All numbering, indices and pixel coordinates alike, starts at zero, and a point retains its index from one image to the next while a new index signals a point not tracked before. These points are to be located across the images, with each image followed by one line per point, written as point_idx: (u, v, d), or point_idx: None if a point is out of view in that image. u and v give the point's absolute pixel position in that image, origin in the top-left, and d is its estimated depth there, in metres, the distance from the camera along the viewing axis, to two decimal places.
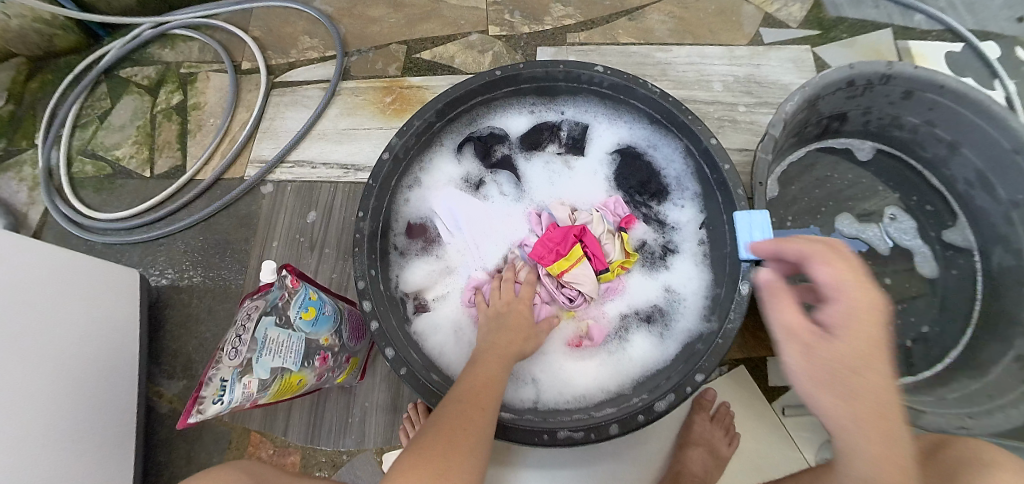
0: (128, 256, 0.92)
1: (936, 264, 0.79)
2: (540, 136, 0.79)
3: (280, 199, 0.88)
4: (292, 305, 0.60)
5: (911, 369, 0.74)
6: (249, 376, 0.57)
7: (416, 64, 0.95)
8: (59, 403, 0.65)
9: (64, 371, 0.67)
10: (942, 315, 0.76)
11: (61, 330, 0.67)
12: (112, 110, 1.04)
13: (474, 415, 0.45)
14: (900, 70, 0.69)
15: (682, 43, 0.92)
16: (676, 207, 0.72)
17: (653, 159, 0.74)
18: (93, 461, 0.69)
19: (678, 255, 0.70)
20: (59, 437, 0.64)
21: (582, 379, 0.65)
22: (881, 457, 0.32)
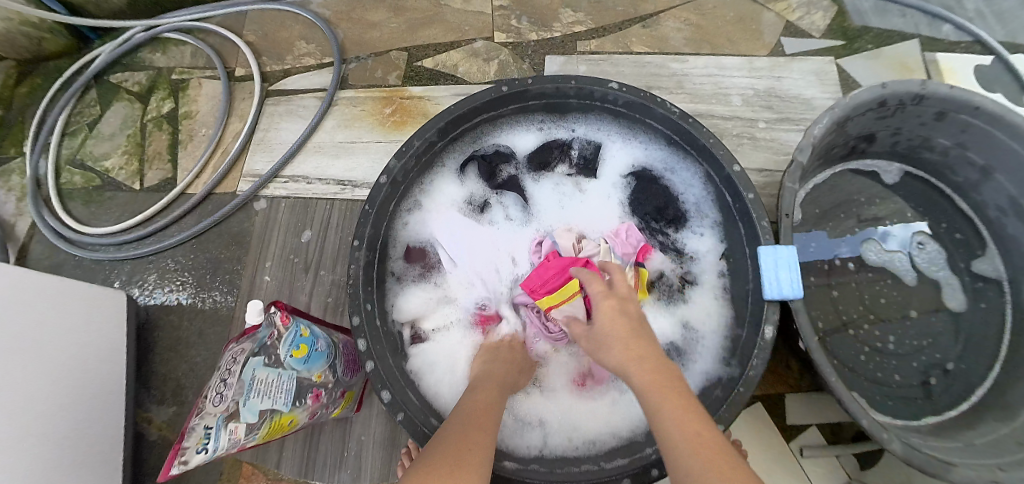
0: (117, 273, 0.89)
1: (964, 296, 0.74)
2: (550, 155, 0.74)
3: (273, 216, 0.84)
4: (282, 343, 0.56)
5: (936, 407, 0.69)
6: (235, 422, 0.54)
7: (418, 72, 0.90)
8: (57, 404, 0.65)
9: (65, 371, 0.67)
10: (969, 350, 0.71)
11: (61, 330, 0.68)
12: (101, 118, 1.00)
13: (477, 438, 0.42)
14: (933, 90, 0.64)
15: (698, 53, 0.87)
16: (695, 235, 0.67)
17: (671, 182, 0.69)
18: (91, 465, 0.68)
19: (698, 288, 0.65)
20: (55, 442, 0.63)
21: (592, 422, 0.61)
22: (660, 388, 0.42)
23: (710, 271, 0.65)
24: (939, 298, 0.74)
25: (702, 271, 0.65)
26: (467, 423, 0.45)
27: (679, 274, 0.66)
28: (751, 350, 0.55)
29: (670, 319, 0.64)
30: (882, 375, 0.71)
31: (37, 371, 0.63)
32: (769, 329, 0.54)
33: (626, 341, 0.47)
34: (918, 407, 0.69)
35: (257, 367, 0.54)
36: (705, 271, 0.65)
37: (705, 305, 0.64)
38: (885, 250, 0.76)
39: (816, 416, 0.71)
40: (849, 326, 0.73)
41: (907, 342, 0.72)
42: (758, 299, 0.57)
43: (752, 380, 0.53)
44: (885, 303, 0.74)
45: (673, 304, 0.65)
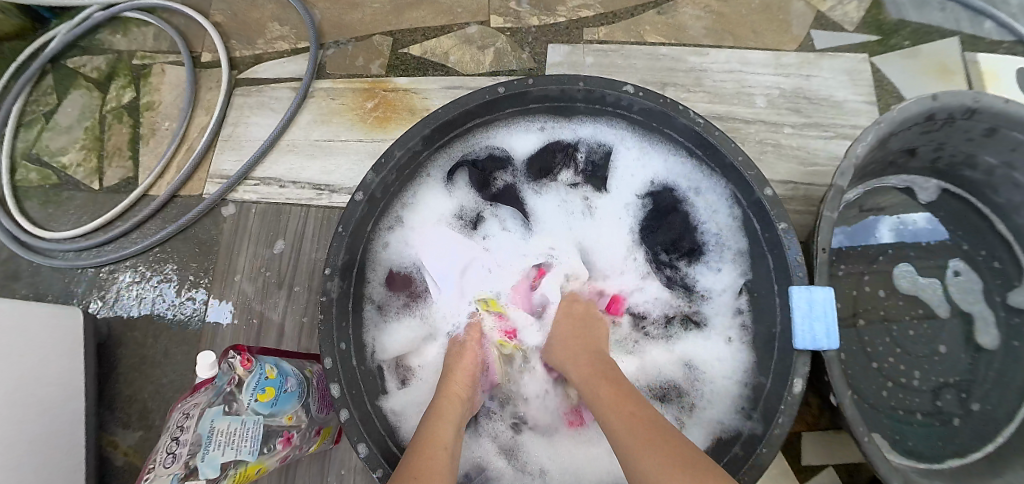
0: (77, 281, 0.81)
1: (998, 333, 0.65)
2: (552, 159, 0.65)
3: (244, 224, 0.76)
4: (245, 389, 0.50)
5: (958, 449, 0.61)
6: (192, 481, 0.46)
7: (404, 61, 0.80)
8: (24, 414, 0.61)
9: (33, 379, 0.63)
10: (997, 390, 0.63)
11: (26, 339, 0.63)
12: (58, 107, 0.91)
13: (445, 432, 0.43)
14: (987, 104, 0.54)
15: (719, 45, 0.77)
16: (711, 270, 0.60)
17: (693, 207, 0.61)
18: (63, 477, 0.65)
19: (705, 330, 0.59)
20: (19, 459, 0.59)
21: (594, 471, 0.54)
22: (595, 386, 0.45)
23: (724, 313, 0.58)
24: (969, 333, 0.66)
25: (715, 312, 0.59)
26: (439, 419, 0.44)
27: (685, 309, 0.60)
28: (776, 405, 0.48)
29: (673, 354, 0.59)
30: (902, 412, 0.63)
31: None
32: (796, 384, 0.47)
33: (571, 339, 0.53)
34: (937, 449, 0.61)
35: (215, 417, 0.48)
36: (718, 311, 0.59)
37: (716, 348, 0.57)
38: (918, 277, 0.68)
39: (831, 457, 0.64)
40: (873, 359, 0.65)
41: (932, 378, 0.64)
42: (787, 346, 0.50)
43: (777, 439, 0.46)
44: (914, 336, 0.65)
45: (673, 336, 0.60)
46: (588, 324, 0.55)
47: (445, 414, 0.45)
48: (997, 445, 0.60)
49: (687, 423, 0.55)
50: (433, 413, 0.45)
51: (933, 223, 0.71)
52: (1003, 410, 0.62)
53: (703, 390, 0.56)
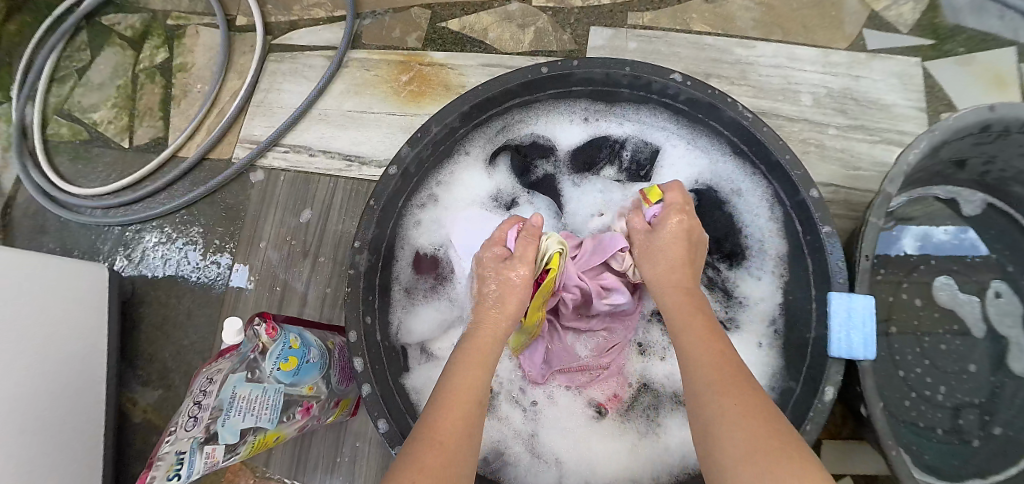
0: (103, 239, 0.82)
1: None
2: (597, 154, 0.64)
3: (271, 191, 0.75)
4: (268, 357, 0.49)
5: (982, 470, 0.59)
6: (212, 444, 0.47)
7: (441, 35, 0.78)
8: (41, 378, 0.60)
9: (48, 349, 0.62)
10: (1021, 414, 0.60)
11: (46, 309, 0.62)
12: (91, 64, 0.91)
13: (472, 383, 0.39)
14: None
15: (768, 39, 0.74)
16: (751, 277, 0.58)
17: (733, 207, 0.59)
18: (77, 437, 0.65)
19: (737, 335, 0.56)
20: (37, 403, 0.59)
21: (611, 466, 0.53)
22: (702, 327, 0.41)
23: (759, 319, 0.56)
24: (1001, 356, 0.63)
25: (750, 319, 0.56)
26: (470, 366, 0.41)
27: (720, 316, 0.58)
28: (806, 411, 0.47)
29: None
30: (925, 426, 0.61)
31: (14, 339, 0.57)
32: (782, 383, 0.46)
33: (668, 251, 0.49)
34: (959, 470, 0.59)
35: (238, 384, 0.47)
36: (754, 318, 0.56)
37: (747, 352, 0.55)
38: (957, 292, 0.66)
39: (846, 466, 0.63)
40: (900, 367, 0.63)
41: (957, 395, 0.62)
42: (821, 352, 0.48)
43: (804, 446, 0.45)
44: (945, 350, 0.63)
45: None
46: (695, 244, 0.50)
47: (465, 365, 0.41)
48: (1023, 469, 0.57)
49: None
50: (456, 361, 0.42)
51: (958, 237, 0.68)
52: None
53: None
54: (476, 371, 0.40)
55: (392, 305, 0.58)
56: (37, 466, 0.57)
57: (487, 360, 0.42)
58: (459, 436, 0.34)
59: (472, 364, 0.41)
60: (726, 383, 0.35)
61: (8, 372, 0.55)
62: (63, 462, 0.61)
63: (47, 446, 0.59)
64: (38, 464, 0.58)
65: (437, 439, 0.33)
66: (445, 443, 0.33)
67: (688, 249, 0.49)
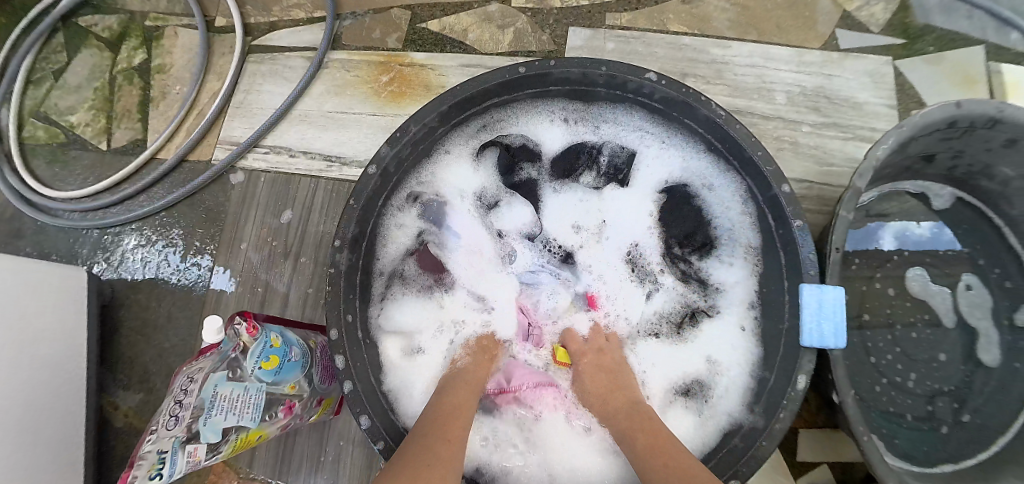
0: (82, 242, 0.81)
1: (1000, 351, 0.65)
2: (575, 163, 0.65)
3: (252, 192, 0.75)
4: (248, 356, 0.49)
5: (951, 454, 0.61)
6: (194, 443, 0.47)
7: (422, 36, 0.78)
8: (24, 378, 0.60)
9: (35, 348, 0.62)
10: (994, 403, 0.63)
11: (32, 311, 0.63)
12: (68, 66, 0.89)
13: (465, 404, 0.49)
14: (1012, 115, 0.51)
15: (743, 38, 0.75)
16: (723, 264, 0.59)
17: (705, 202, 0.61)
18: (58, 440, 0.65)
19: (717, 322, 0.58)
20: (15, 409, 0.58)
21: (601, 464, 0.54)
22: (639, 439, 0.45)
23: (737, 304, 0.58)
24: (971, 346, 0.65)
25: (728, 304, 0.58)
26: (465, 392, 0.51)
27: (698, 305, 0.60)
28: (780, 401, 0.48)
29: (694, 353, 0.58)
30: (894, 412, 0.63)
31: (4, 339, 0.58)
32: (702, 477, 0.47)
33: (593, 384, 0.53)
34: (930, 454, 0.61)
35: (219, 384, 0.48)
36: (732, 303, 0.58)
37: (730, 338, 0.57)
38: (930, 284, 0.67)
39: (826, 454, 0.64)
40: (871, 354, 0.64)
41: (927, 383, 0.64)
42: (794, 342, 0.49)
43: (778, 434, 0.46)
44: (917, 339, 0.65)
45: (687, 337, 0.59)
46: (615, 370, 0.54)
47: (461, 388, 0.51)
48: (992, 454, 0.59)
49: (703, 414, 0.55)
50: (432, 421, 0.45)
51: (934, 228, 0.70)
52: (994, 424, 0.61)
53: (719, 382, 0.55)
54: (467, 399, 0.50)
55: (385, 297, 0.60)
56: (23, 465, 0.58)
57: (477, 389, 0.52)
58: (458, 435, 0.44)
59: (465, 390, 0.51)
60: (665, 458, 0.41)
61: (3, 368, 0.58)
62: (44, 465, 0.61)
63: (25, 450, 0.59)
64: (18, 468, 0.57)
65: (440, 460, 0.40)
66: (451, 440, 0.43)
67: (610, 377, 0.53)
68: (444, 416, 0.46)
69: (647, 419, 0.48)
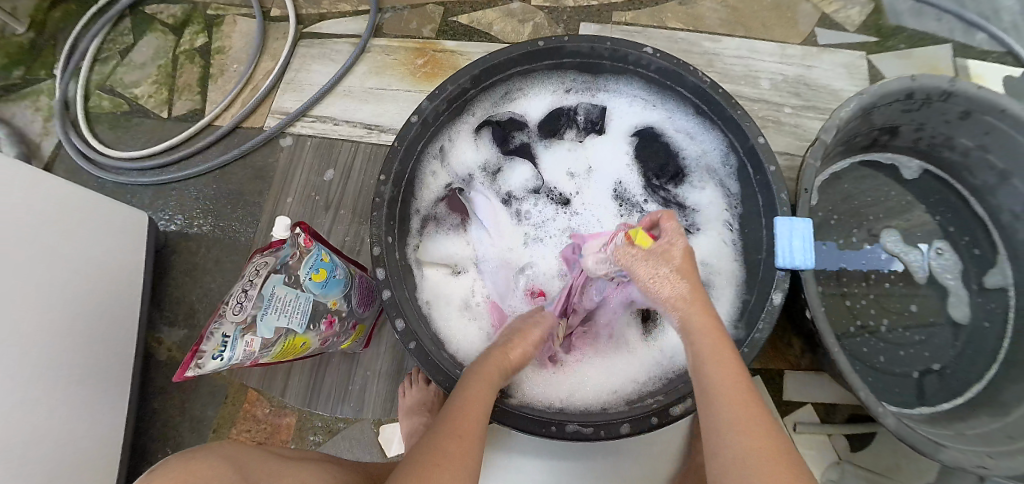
0: (139, 197, 0.90)
1: (968, 308, 0.72)
2: (558, 123, 0.78)
3: (299, 154, 0.85)
4: (304, 265, 0.57)
5: (929, 400, 0.69)
6: (252, 334, 0.55)
7: (453, 27, 0.90)
8: (82, 300, 0.68)
9: (94, 274, 0.70)
10: (966, 356, 0.70)
11: (95, 243, 0.71)
12: (134, 47, 1.01)
13: (482, 395, 0.48)
14: (963, 89, 0.62)
15: (732, 35, 0.87)
16: (696, 188, 0.73)
17: (674, 140, 0.74)
18: (102, 362, 0.71)
19: (700, 235, 0.70)
20: (69, 326, 0.66)
21: (617, 369, 0.64)
22: (711, 340, 0.44)
23: (713, 220, 0.70)
24: (945, 306, 0.73)
25: (706, 220, 0.71)
26: (482, 379, 0.50)
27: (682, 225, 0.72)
28: (759, 314, 0.57)
29: None
30: (868, 352, 0.71)
31: (69, 262, 0.66)
32: (680, 405, 0.53)
33: (696, 294, 0.48)
34: (909, 398, 0.69)
35: (278, 284, 0.55)
36: (710, 219, 0.71)
37: (714, 247, 0.69)
38: (904, 244, 0.76)
39: (811, 395, 0.72)
40: (847, 298, 0.73)
41: (901, 331, 0.72)
42: (771, 267, 0.58)
43: (758, 341, 0.54)
44: (890, 290, 0.74)
45: None
46: (694, 261, 0.52)
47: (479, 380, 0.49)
48: (967, 399, 0.67)
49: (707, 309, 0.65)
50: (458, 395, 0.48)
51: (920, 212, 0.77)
52: (970, 373, 0.69)
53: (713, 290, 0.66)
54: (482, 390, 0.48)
55: (424, 233, 0.71)
56: (60, 371, 0.64)
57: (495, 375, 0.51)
58: (468, 435, 0.44)
59: (482, 382, 0.49)
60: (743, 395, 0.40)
61: (61, 288, 0.65)
62: (82, 381, 0.67)
63: (68, 362, 0.65)
64: (57, 379, 0.64)
65: (454, 438, 0.43)
66: (460, 438, 0.43)
67: (692, 269, 0.51)
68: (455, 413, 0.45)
69: (717, 321, 0.46)
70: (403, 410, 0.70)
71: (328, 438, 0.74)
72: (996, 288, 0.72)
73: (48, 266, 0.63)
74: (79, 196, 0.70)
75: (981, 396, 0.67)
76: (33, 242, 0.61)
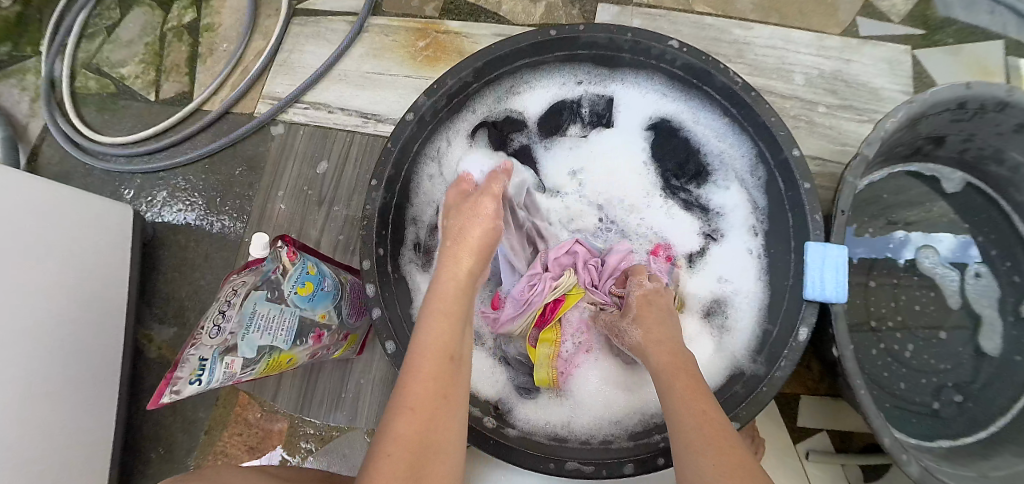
0: (128, 186, 0.87)
1: (1001, 340, 0.66)
2: (560, 118, 0.71)
3: (290, 143, 0.80)
4: (288, 278, 0.53)
5: (950, 432, 0.63)
6: (232, 355, 0.51)
7: (458, 6, 0.82)
8: (70, 299, 0.65)
9: (83, 271, 0.67)
10: (993, 388, 0.64)
11: (82, 240, 0.68)
12: (121, 23, 0.94)
13: (444, 339, 0.40)
14: (1021, 99, 0.53)
15: (765, 22, 0.78)
16: (720, 189, 0.66)
17: (694, 134, 0.67)
18: (93, 360, 0.69)
19: (724, 243, 0.65)
20: (61, 327, 0.64)
21: (621, 400, 0.59)
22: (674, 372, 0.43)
23: (738, 226, 0.64)
24: (974, 335, 0.66)
25: (729, 227, 0.65)
26: (438, 311, 0.42)
27: (705, 231, 0.66)
28: (781, 351, 0.51)
29: (706, 278, 0.65)
30: (887, 378, 0.65)
31: (54, 258, 0.63)
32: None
33: (655, 337, 0.48)
34: (930, 430, 0.63)
35: (261, 301, 0.51)
36: (734, 226, 0.65)
37: (739, 260, 0.63)
38: (940, 264, 0.68)
39: (827, 422, 0.66)
40: (872, 318, 0.67)
41: (923, 356, 0.66)
42: (798, 297, 0.53)
43: (778, 380, 0.50)
44: (918, 312, 0.67)
45: (697, 267, 0.65)
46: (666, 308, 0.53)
47: (440, 325, 0.40)
48: (990, 433, 0.61)
49: (723, 333, 0.61)
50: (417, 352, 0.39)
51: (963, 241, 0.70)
52: (996, 406, 0.63)
53: (731, 307, 0.62)
54: (448, 333, 0.40)
55: (429, 265, 0.65)
56: (53, 374, 0.62)
57: (455, 313, 0.42)
58: (431, 401, 0.36)
59: (444, 323, 0.41)
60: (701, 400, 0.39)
61: (49, 289, 0.62)
62: (75, 382, 0.65)
63: (63, 364, 0.64)
64: (55, 380, 0.62)
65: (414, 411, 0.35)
66: (416, 409, 0.35)
67: (662, 313, 0.52)
68: (415, 372, 0.37)
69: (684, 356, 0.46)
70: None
71: (321, 445, 0.71)
72: None
73: (37, 268, 0.60)
74: (60, 189, 0.66)
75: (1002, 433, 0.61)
76: (17, 243, 0.58)
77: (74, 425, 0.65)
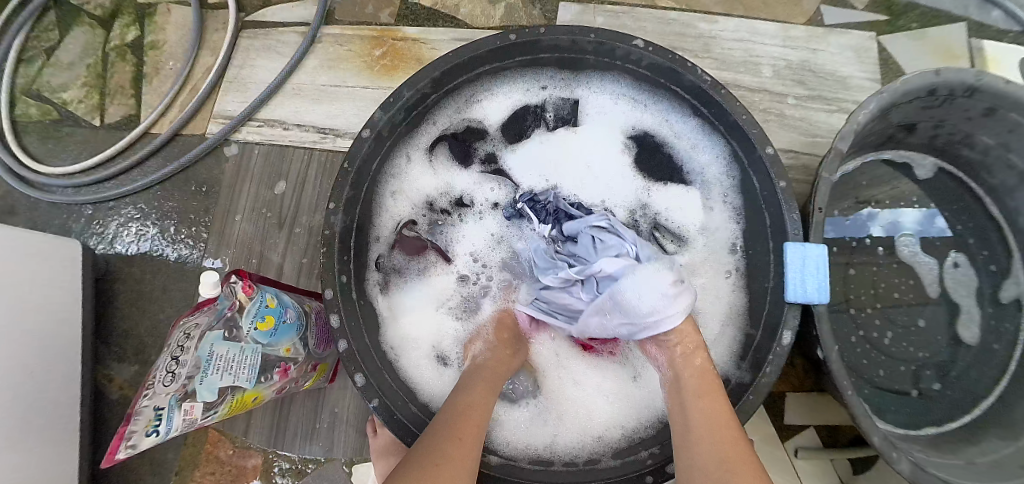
0: (77, 218, 0.82)
1: (979, 325, 0.65)
2: (524, 123, 0.68)
3: (246, 164, 0.76)
4: (246, 316, 0.48)
5: (935, 419, 0.62)
6: (191, 401, 0.48)
7: (414, 11, 0.79)
8: (26, 342, 0.62)
9: (37, 311, 0.64)
10: (976, 370, 0.64)
11: (32, 279, 0.64)
12: (60, 43, 0.88)
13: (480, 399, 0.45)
14: (989, 84, 0.52)
15: (730, 14, 0.76)
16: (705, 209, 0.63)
17: (676, 150, 0.64)
18: (54, 404, 0.66)
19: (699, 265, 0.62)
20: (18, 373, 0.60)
21: (604, 415, 0.57)
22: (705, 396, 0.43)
23: (718, 246, 0.61)
24: (953, 322, 0.65)
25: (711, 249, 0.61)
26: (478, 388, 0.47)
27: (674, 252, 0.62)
28: (765, 356, 0.50)
29: None
30: (867, 366, 0.64)
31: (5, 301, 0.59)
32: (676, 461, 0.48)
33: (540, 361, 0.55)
34: (916, 418, 0.62)
35: (216, 342, 0.48)
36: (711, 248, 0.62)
37: (717, 287, 0.60)
38: (919, 252, 0.67)
39: (813, 418, 0.65)
40: (852, 307, 0.65)
41: (905, 345, 0.64)
42: (780, 299, 0.51)
43: (764, 386, 0.48)
44: (899, 300, 0.65)
45: None
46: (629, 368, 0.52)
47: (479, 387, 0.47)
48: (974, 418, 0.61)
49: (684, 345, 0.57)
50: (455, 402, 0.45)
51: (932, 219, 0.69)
52: (978, 390, 0.62)
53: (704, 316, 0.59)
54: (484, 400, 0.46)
55: (392, 290, 0.63)
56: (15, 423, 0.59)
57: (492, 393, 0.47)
58: (476, 431, 0.41)
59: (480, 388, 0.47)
60: (732, 433, 0.39)
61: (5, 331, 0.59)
62: (40, 427, 0.62)
63: (24, 416, 0.60)
64: (19, 433, 0.59)
65: (457, 435, 0.39)
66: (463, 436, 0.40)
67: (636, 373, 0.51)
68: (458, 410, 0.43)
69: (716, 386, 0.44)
70: (376, 452, 0.63)
71: (297, 479, 0.68)
72: (1010, 302, 0.65)
73: None
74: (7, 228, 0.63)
75: (985, 419, 0.60)
76: None
77: (50, 450, 0.64)
